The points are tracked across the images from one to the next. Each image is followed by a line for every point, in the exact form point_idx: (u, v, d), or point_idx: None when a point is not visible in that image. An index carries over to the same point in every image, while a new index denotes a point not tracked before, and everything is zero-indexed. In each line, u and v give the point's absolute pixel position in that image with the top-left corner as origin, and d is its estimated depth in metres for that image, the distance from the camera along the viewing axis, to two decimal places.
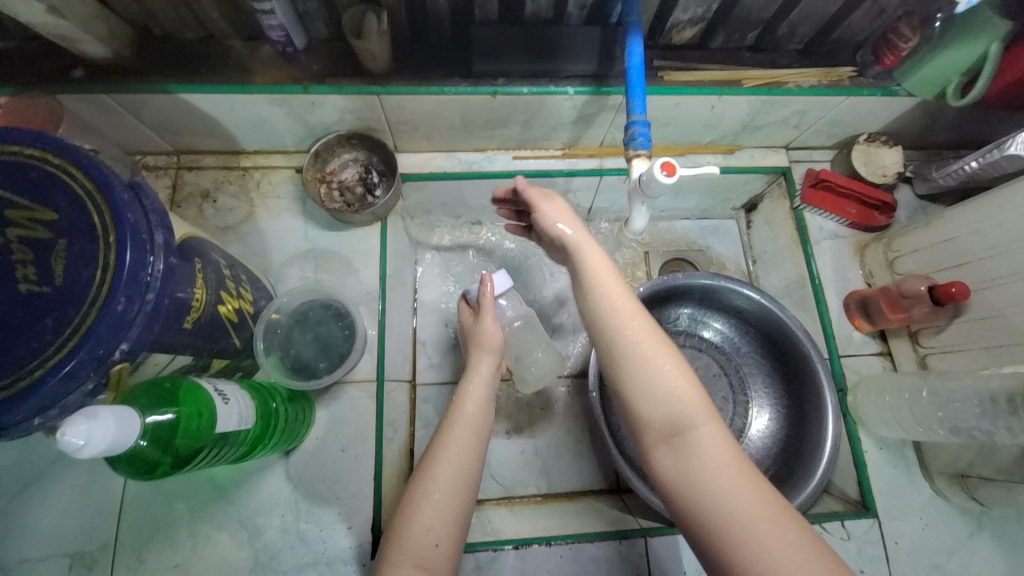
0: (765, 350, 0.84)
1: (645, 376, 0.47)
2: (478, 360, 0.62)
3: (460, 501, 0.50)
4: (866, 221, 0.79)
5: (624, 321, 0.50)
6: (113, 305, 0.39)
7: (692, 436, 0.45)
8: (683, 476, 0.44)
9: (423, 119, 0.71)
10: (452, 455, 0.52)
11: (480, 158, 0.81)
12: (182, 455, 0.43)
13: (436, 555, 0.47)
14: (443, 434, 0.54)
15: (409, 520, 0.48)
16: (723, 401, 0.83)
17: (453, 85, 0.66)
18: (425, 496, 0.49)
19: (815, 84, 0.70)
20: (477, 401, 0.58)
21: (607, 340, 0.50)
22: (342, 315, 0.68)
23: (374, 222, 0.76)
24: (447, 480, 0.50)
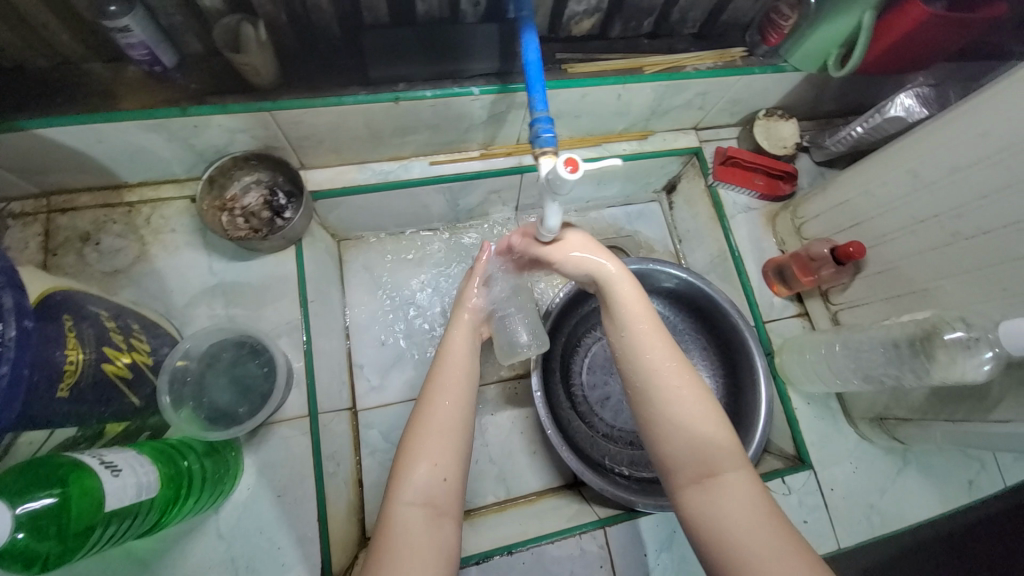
0: (698, 325, 0.87)
1: (673, 411, 0.49)
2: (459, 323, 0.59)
3: (462, 443, 0.50)
4: (772, 192, 0.84)
5: (662, 368, 0.50)
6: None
7: (723, 476, 0.46)
8: (709, 518, 0.44)
9: (325, 132, 0.67)
10: (446, 406, 0.51)
11: (395, 167, 0.77)
12: (73, 542, 0.38)
13: (445, 490, 0.47)
14: (440, 387, 0.53)
15: (411, 474, 0.47)
16: None
17: (351, 94, 0.62)
18: (428, 447, 0.48)
19: (712, 66, 0.73)
20: (466, 352, 0.56)
21: (644, 383, 0.51)
22: (260, 351, 0.63)
23: (288, 246, 0.71)
24: (445, 427, 0.50)
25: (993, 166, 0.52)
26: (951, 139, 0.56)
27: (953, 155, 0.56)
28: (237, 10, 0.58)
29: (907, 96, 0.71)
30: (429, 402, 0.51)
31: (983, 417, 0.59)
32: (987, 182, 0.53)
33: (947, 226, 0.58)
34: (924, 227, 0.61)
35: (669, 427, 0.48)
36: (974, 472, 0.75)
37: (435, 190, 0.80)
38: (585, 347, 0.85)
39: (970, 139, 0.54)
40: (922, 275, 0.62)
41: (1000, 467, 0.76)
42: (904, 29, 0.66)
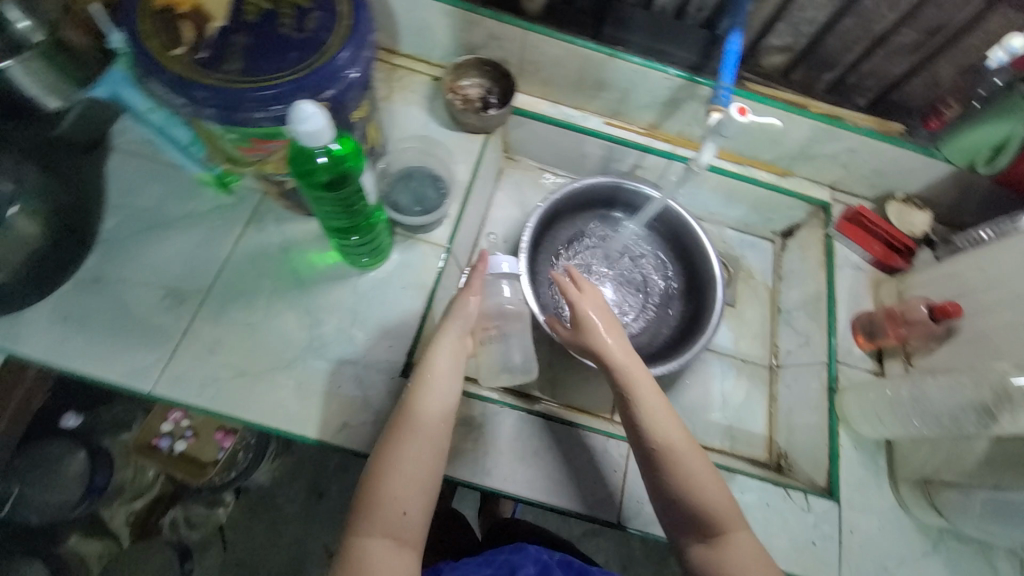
0: (648, 240, 1.01)
1: (687, 477, 0.59)
2: (446, 333, 0.65)
3: (428, 478, 0.58)
4: (887, 261, 0.91)
5: (674, 435, 0.61)
6: (334, 60, 0.54)
7: (731, 535, 0.58)
8: (715, 566, 0.58)
9: (548, 64, 0.89)
10: (411, 444, 0.59)
11: (577, 115, 0.97)
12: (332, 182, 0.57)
13: (401, 522, 0.56)
14: (407, 425, 0.60)
15: (380, 496, 0.56)
16: (629, 286, 0.98)
17: (583, 40, 0.84)
18: (400, 470, 0.57)
19: (868, 128, 0.85)
20: (440, 378, 0.63)
21: (660, 447, 0.61)
22: (438, 182, 0.84)
23: (480, 132, 0.92)
24: (404, 465, 0.57)
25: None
26: None
27: None
28: None
29: None
30: (397, 438, 0.59)
31: None
32: None
33: None
34: None
35: (680, 488, 0.59)
36: None
37: (598, 144, 0.98)
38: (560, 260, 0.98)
39: None
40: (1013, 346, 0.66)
41: None
42: None
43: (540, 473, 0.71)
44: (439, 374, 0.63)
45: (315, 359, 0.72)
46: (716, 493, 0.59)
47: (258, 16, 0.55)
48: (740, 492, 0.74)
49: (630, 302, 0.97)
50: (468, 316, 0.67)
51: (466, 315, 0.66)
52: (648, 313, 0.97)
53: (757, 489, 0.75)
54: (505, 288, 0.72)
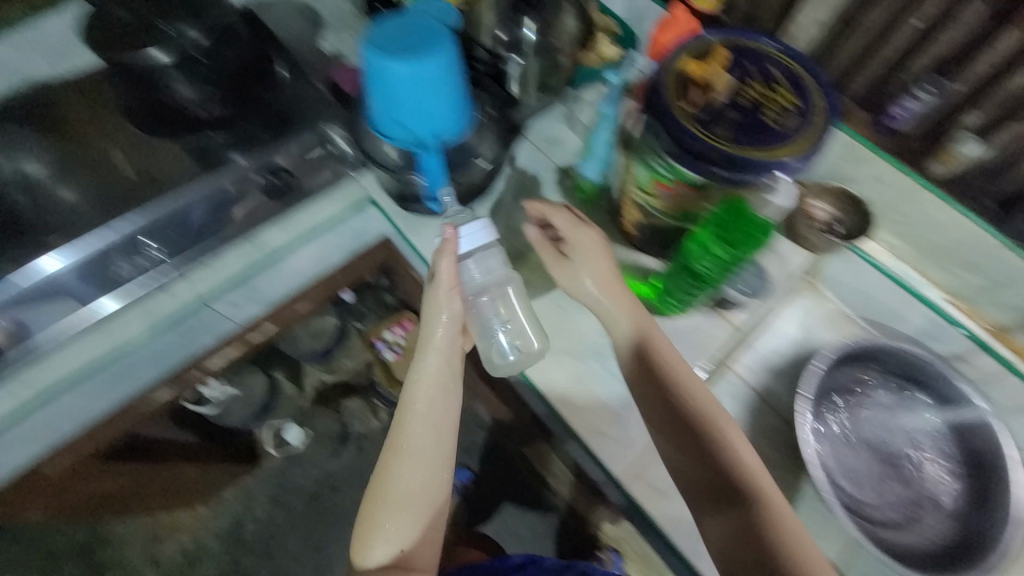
0: (934, 432, 0.89)
1: (767, 543, 0.69)
2: (433, 354, 0.81)
3: (432, 484, 0.78)
4: None
5: (752, 496, 0.72)
6: (786, 161, 0.64)
7: None
8: None
9: (919, 224, 0.88)
10: (412, 439, 0.78)
11: (916, 279, 0.94)
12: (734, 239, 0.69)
13: (416, 490, 0.77)
14: (403, 429, 0.78)
15: (395, 478, 0.77)
16: (900, 468, 0.88)
17: (981, 222, 0.82)
18: (405, 480, 0.77)
19: None
20: (433, 390, 0.80)
21: (738, 511, 0.72)
22: (761, 276, 0.92)
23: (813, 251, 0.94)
24: (418, 473, 0.77)
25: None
26: None
27: None
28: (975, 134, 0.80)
29: None
30: (402, 424, 0.79)
31: None
32: None
33: None
34: None
35: (754, 548, 0.70)
36: None
37: (927, 315, 0.93)
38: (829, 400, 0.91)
39: None
40: None
41: None
42: None
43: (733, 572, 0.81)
44: (434, 389, 0.80)
45: None
46: (789, 563, 0.68)
47: (746, 101, 0.68)
48: None
49: (896, 484, 0.87)
50: (428, 333, 0.82)
51: (428, 335, 0.82)
52: (914, 507, 0.85)
53: None
54: (470, 266, 0.80)
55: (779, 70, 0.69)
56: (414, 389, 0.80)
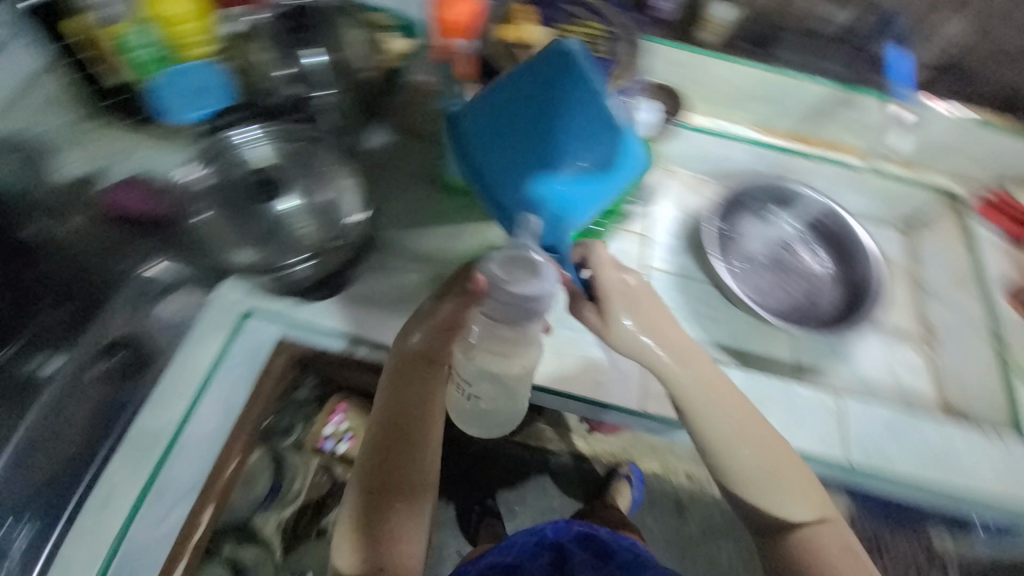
0: (804, 232, 1.07)
1: (718, 420, 0.65)
2: (423, 374, 0.68)
3: (386, 503, 0.66)
4: (1018, 233, 1.07)
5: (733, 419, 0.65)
6: (615, 90, 0.72)
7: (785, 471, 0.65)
8: (747, 471, 0.64)
9: (717, 82, 1.05)
10: (376, 475, 0.67)
11: (732, 125, 1.11)
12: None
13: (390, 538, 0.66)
14: (369, 469, 0.67)
15: (366, 531, 0.65)
16: (790, 270, 1.05)
17: (755, 64, 1.02)
18: (389, 525, 0.66)
19: (996, 124, 1.03)
20: (401, 405, 0.68)
21: (728, 429, 0.65)
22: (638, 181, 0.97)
23: (658, 141, 1.05)
24: (376, 489, 0.67)
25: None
26: None
27: None
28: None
29: None
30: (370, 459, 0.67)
31: None
32: None
33: None
34: None
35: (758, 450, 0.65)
36: None
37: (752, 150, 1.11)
38: (728, 245, 1.04)
39: None
40: None
41: None
42: None
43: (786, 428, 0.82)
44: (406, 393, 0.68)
45: None
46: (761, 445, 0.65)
47: (580, 51, 0.78)
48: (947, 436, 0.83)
49: (793, 284, 1.04)
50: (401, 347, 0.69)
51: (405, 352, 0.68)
52: (811, 293, 1.03)
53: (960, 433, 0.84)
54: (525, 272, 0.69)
55: (572, 25, 0.85)
56: (381, 402, 0.69)
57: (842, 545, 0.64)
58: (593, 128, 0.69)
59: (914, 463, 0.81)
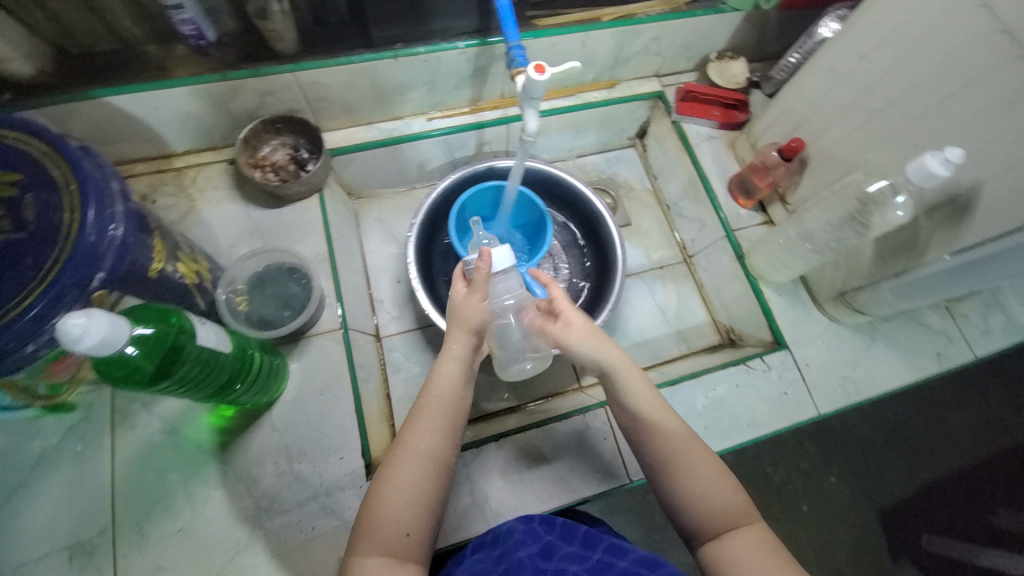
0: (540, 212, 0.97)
1: (686, 478, 0.54)
2: (457, 336, 0.62)
3: (418, 491, 0.53)
4: (729, 120, 0.95)
5: (675, 434, 0.56)
6: (83, 237, 0.45)
7: (736, 527, 0.51)
8: (725, 564, 0.50)
9: (338, 93, 0.80)
10: (405, 466, 0.54)
11: (398, 124, 0.90)
12: (237, 352, 0.59)
13: (401, 541, 0.51)
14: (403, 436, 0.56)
15: (383, 496, 0.53)
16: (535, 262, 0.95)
17: (358, 55, 0.75)
18: (400, 489, 0.53)
19: (661, 12, 0.85)
20: (447, 384, 0.59)
21: (676, 466, 0.54)
22: (295, 272, 0.76)
23: (312, 194, 0.83)
24: (410, 479, 0.53)
25: (899, 36, 0.62)
26: (855, 38, 0.67)
27: (860, 44, 0.67)
28: None
29: (832, 19, 0.82)
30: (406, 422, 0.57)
31: (918, 263, 0.68)
32: (887, 60, 0.64)
33: (864, 106, 0.68)
34: (848, 113, 0.71)
35: (687, 489, 0.53)
36: (942, 345, 0.85)
37: (433, 143, 0.93)
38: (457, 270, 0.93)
39: (871, 45, 0.65)
40: (853, 155, 0.72)
41: (968, 341, 0.86)
42: None
43: (559, 479, 0.71)
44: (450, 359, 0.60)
45: (271, 517, 0.65)
46: (717, 488, 0.53)
47: None
48: (711, 389, 0.79)
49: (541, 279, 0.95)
50: (468, 317, 0.62)
51: (467, 312, 0.62)
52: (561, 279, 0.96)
53: (723, 377, 0.79)
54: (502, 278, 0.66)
55: None
56: (437, 373, 0.59)
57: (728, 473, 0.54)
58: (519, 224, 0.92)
59: None
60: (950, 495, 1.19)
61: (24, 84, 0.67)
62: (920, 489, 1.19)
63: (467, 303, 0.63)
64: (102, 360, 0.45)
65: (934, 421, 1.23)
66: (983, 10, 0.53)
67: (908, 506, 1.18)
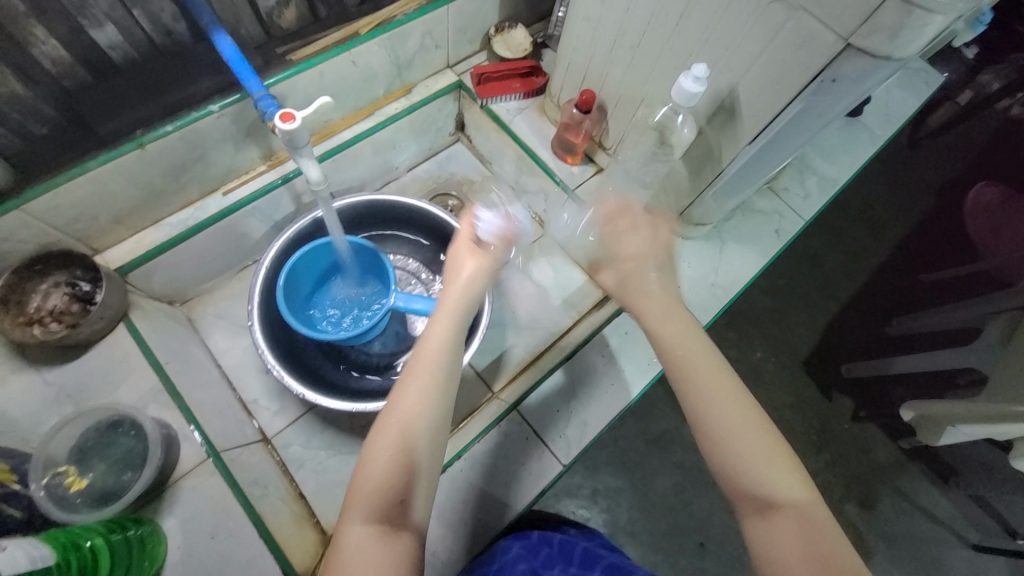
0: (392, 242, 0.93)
1: (742, 453, 0.48)
2: (452, 293, 0.57)
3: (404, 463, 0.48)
4: (531, 88, 0.95)
5: (732, 412, 0.49)
6: None
7: (786, 510, 0.46)
8: (767, 553, 0.45)
9: (95, 207, 0.69)
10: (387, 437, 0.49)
11: (191, 211, 0.80)
12: (59, 560, 0.49)
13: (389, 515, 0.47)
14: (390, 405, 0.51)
15: (367, 473, 0.48)
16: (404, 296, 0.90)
17: (93, 158, 0.65)
18: (378, 460, 0.48)
19: (417, 7, 0.82)
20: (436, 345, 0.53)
21: (722, 433, 0.49)
22: (120, 422, 0.65)
23: (116, 326, 0.71)
24: (384, 462, 0.48)
25: None
26: None
27: None
28: None
29: None
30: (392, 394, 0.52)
31: None
32: None
33: (624, 44, 0.71)
34: (616, 53, 0.73)
35: (736, 469, 0.48)
36: (777, 222, 0.93)
37: (243, 216, 0.84)
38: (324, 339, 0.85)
39: None
40: (636, 90, 0.75)
41: (796, 211, 0.96)
42: None
43: (501, 494, 0.73)
44: (442, 315, 0.55)
45: None
46: (784, 480, 0.47)
47: None
48: (605, 346, 0.83)
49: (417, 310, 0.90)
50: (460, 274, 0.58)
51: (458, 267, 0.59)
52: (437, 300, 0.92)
53: (613, 330, 0.84)
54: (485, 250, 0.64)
55: None
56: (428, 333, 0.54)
57: (755, 435, 0.48)
58: (372, 274, 0.84)
59: (606, 413, 0.79)
60: (849, 326, 1.34)
61: None
62: (823, 332, 1.33)
63: (458, 260, 0.59)
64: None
65: (808, 280, 1.38)
66: None
67: (820, 350, 1.32)
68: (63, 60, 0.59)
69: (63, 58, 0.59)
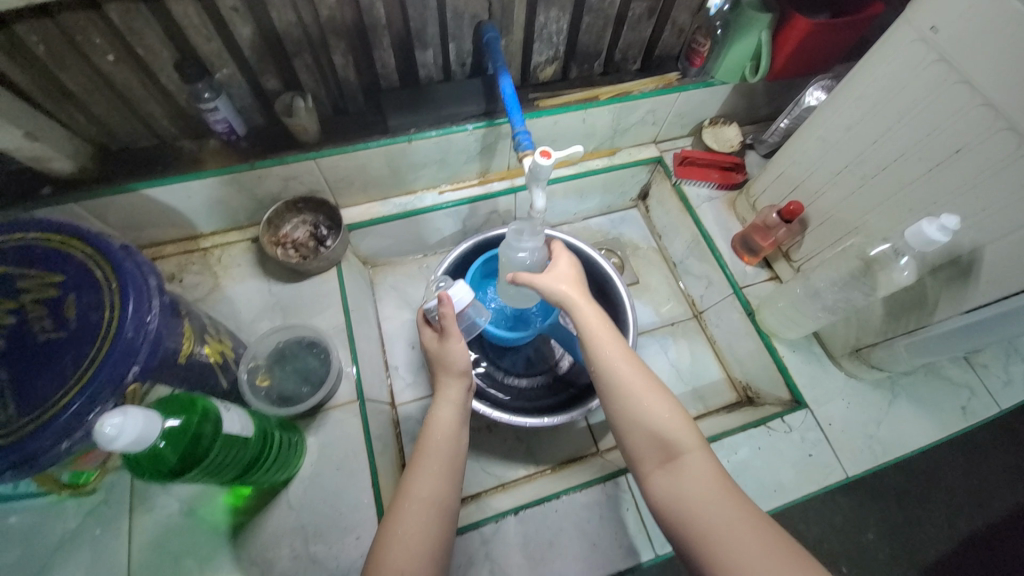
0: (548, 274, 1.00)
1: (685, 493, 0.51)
2: (450, 385, 0.66)
3: (432, 536, 0.54)
4: (728, 182, 0.99)
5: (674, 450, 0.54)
6: (121, 335, 0.47)
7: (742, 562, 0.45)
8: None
9: (355, 174, 0.86)
10: (413, 508, 0.55)
11: (411, 198, 0.95)
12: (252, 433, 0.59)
13: None
14: (410, 476, 0.58)
15: (389, 540, 0.53)
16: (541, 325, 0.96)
17: (375, 140, 0.81)
18: (397, 527, 0.54)
19: (655, 88, 0.92)
20: (447, 427, 0.62)
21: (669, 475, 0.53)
22: (314, 345, 0.78)
23: (330, 268, 0.86)
24: (413, 526, 0.54)
25: (880, 110, 0.66)
26: (838, 110, 0.72)
27: (845, 116, 0.71)
28: (290, 89, 0.76)
29: (816, 89, 0.87)
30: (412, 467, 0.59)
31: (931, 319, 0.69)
32: (872, 130, 0.68)
33: (856, 172, 0.72)
34: (841, 178, 0.74)
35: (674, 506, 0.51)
36: (965, 398, 0.83)
37: (446, 214, 0.97)
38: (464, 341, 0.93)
39: (854, 116, 0.70)
40: (853, 216, 0.74)
41: (992, 394, 0.84)
42: (797, 38, 0.83)
43: (587, 555, 0.68)
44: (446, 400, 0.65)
45: None
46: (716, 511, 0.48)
47: (5, 341, 0.46)
48: (733, 453, 0.76)
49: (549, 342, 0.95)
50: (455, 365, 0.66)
51: (446, 361, 0.67)
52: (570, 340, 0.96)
53: (745, 440, 0.77)
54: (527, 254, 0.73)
55: (6, 263, 0.50)
56: (434, 419, 0.64)
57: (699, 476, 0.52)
58: None
59: None
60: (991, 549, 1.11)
61: (69, 181, 0.73)
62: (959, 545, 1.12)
63: (446, 350, 0.67)
64: (131, 457, 0.46)
65: (970, 477, 1.17)
66: (963, 87, 0.56)
67: (950, 561, 1.10)
68: (390, 66, 0.77)
69: (391, 64, 0.77)
